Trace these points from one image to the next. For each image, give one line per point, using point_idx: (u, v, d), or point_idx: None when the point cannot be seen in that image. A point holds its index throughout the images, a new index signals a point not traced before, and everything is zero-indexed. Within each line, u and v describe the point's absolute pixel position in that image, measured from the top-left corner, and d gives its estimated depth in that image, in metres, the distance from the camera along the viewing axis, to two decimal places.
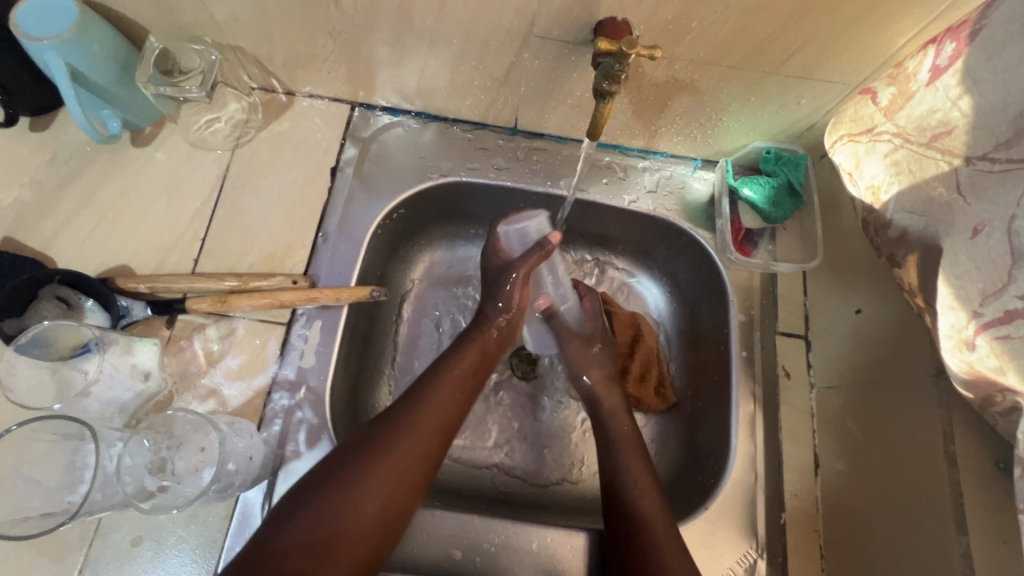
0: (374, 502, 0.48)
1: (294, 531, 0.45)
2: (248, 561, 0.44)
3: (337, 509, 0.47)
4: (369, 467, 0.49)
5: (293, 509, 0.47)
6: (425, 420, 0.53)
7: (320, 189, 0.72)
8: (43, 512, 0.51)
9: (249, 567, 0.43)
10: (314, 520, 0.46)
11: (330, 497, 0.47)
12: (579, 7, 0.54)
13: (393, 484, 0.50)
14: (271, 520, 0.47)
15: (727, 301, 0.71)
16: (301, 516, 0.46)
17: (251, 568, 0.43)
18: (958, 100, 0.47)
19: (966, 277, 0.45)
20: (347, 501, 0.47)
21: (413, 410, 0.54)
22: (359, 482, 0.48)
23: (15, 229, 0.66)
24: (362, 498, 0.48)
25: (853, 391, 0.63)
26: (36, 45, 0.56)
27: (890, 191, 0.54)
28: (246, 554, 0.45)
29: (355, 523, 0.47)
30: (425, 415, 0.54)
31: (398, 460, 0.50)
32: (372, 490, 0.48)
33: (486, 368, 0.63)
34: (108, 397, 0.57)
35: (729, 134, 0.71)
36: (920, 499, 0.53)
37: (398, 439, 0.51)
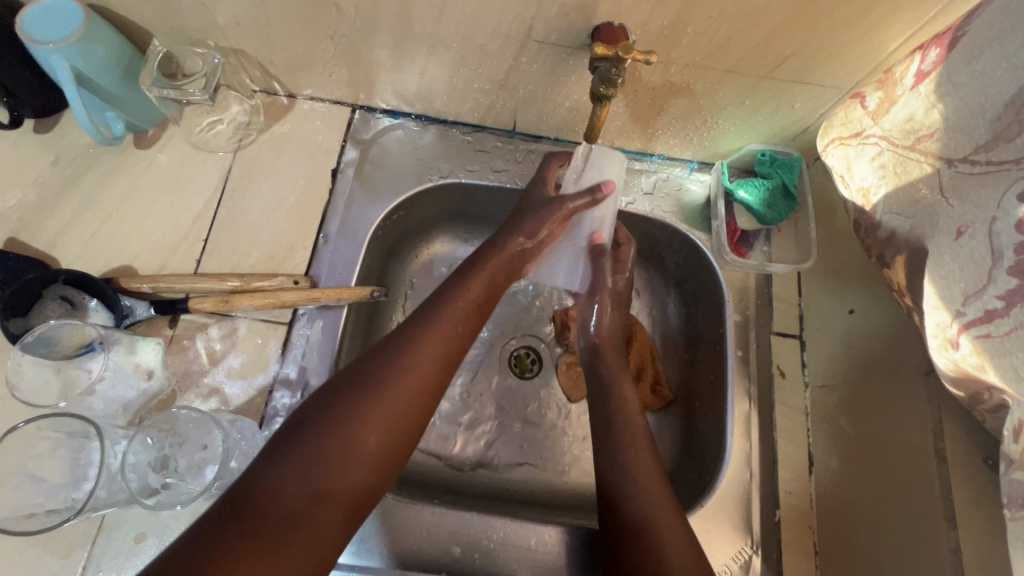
0: (374, 439, 0.47)
1: (290, 466, 0.44)
2: (242, 496, 0.42)
3: (336, 447, 0.45)
4: (368, 402, 0.48)
5: (286, 448, 0.45)
6: (426, 353, 0.52)
7: (321, 191, 0.73)
8: (48, 509, 0.52)
9: (243, 501, 0.42)
10: (313, 456, 0.44)
11: (327, 432, 0.45)
12: (576, 13, 0.55)
13: (395, 422, 0.48)
14: (262, 460, 0.45)
15: (723, 303, 0.72)
16: (297, 453, 0.44)
17: (245, 503, 0.42)
18: (935, 106, 0.49)
19: (950, 277, 0.46)
20: (348, 438, 0.46)
21: (413, 347, 0.52)
22: (360, 414, 0.47)
23: (20, 230, 0.67)
24: (361, 434, 0.46)
25: (845, 390, 0.64)
26: (42, 49, 0.57)
27: (879, 192, 0.55)
28: (237, 491, 0.43)
29: (355, 462, 0.46)
30: (423, 351, 0.52)
31: (398, 396, 0.49)
32: (371, 427, 0.47)
33: (494, 299, 0.62)
34: (111, 396, 0.58)
35: (724, 137, 0.72)
36: (910, 496, 0.54)
37: (393, 378, 0.49)
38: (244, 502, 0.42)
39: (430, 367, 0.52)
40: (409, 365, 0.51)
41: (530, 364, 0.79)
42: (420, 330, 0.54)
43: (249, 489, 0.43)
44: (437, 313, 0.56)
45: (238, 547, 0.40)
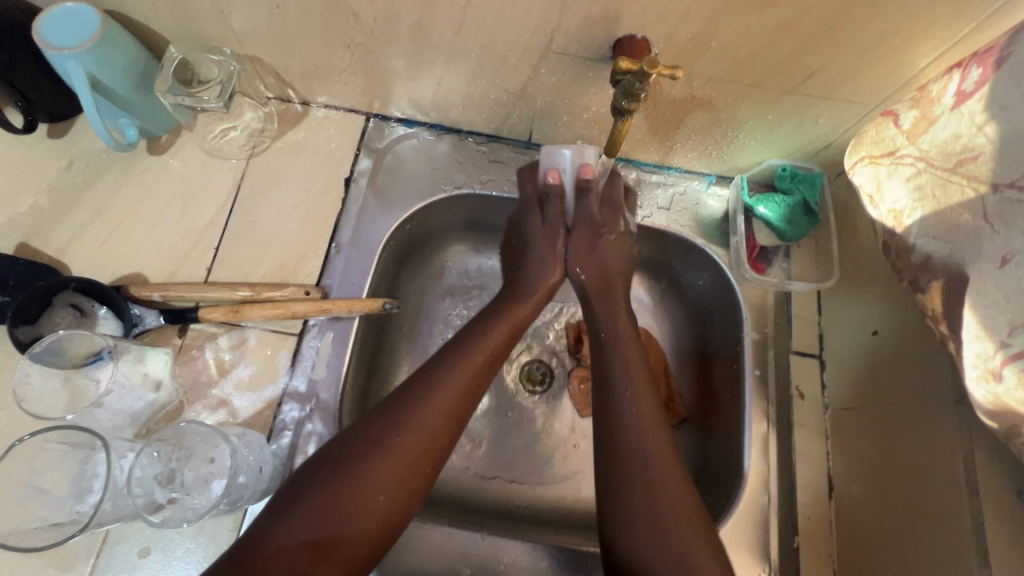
0: (382, 498, 0.48)
1: (293, 526, 0.45)
2: (243, 552, 0.44)
3: (342, 505, 0.46)
4: (375, 458, 0.49)
5: (289, 504, 0.46)
6: (435, 408, 0.53)
7: (333, 200, 0.72)
8: (52, 523, 0.51)
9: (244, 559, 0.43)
10: (318, 512, 0.45)
11: (334, 488, 0.47)
12: (599, 25, 0.54)
13: (402, 477, 0.49)
14: (268, 512, 0.46)
15: (740, 320, 0.70)
16: (301, 509, 0.46)
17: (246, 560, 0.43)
18: (983, 126, 0.47)
19: (993, 306, 0.45)
20: (354, 496, 0.47)
21: (422, 401, 0.53)
22: (368, 473, 0.48)
23: (31, 235, 0.66)
24: (368, 492, 0.47)
25: (868, 413, 0.63)
26: (58, 54, 0.56)
27: (913, 215, 0.53)
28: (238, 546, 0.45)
29: (360, 520, 0.47)
30: (435, 405, 0.53)
31: (405, 454, 0.50)
32: (379, 486, 0.48)
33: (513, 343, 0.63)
34: (119, 407, 0.57)
35: (743, 151, 0.71)
36: (938, 527, 0.53)
37: (402, 437, 0.50)
38: (246, 558, 0.43)
39: (442, 423, 0.53)
40: (418, 420, 0.51)
41: (540, 378, 0.77)
42: (432, 381, 0.54)
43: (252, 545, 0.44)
44: (452, 364, 0.56)
45: None
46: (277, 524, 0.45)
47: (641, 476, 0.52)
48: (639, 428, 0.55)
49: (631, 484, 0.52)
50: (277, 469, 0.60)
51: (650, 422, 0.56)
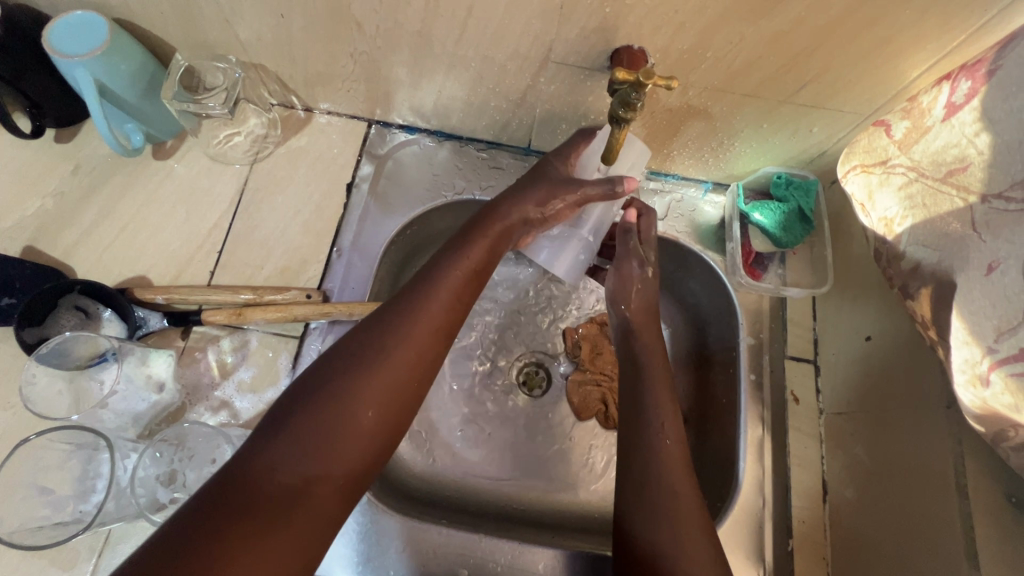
0: (370, 412, 0.46)
1: (285, 450, 0.43)
2: (233, 478, 0.41)
3: (331, 423, 0.45)
4: (363, 374, 0.47)
5: (277, 426, 0.44)
6: (423, 323, 0.51)
7: (335, 205, 0.73)
8: (56, 522, 0.52)
9: (234, 483, 0.41)
10: (308, 431, 0.44)
11: (323, 407, 0.45)
12: (597, 36, 0.55)
13: (392, 394, 0.48)
14: (252, 440, 0.44)
15: (736, 324, 0.71)
16: (291, 432, 0.44)
17: (236, 483, 0.41)
18: (975, 137, 0.48)
19: (981, 313, 0.46)
20: (342, 414, 0.45)
21: (409, 316, 0.51)
22: (357, 391, 0.46)
23: (37, 239, 0.67)
24: (357, 407, 0.46)
25: (862, 418, 0.63)
26: (68, 63, 0.58)
27: (904, 224, 0.54)
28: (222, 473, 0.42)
29: (352, 442, 0.45)
30: (422, 317, 0.52)
31: (394, 368, 0.49)
32: (369, 402, 0.47)
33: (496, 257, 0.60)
34: (122, 407, 0.58)
35: (739, 159, 0.72)
36: (929, 529, 0.53)
37: (393, 351, 0.49)
38: (233, 485, 0.41)
39: (430, 339, 0.52)
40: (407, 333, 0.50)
41: (538, 382, 0.78)
42: (417, 298, 0.53)
43: (238, 471, 0.42)
44: (437, 278, 0.54)
45: (230, 524, 0.39)
46: (264, 448, 0.43)
47: (659, 486, 0.54)
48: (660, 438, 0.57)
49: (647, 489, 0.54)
50: None
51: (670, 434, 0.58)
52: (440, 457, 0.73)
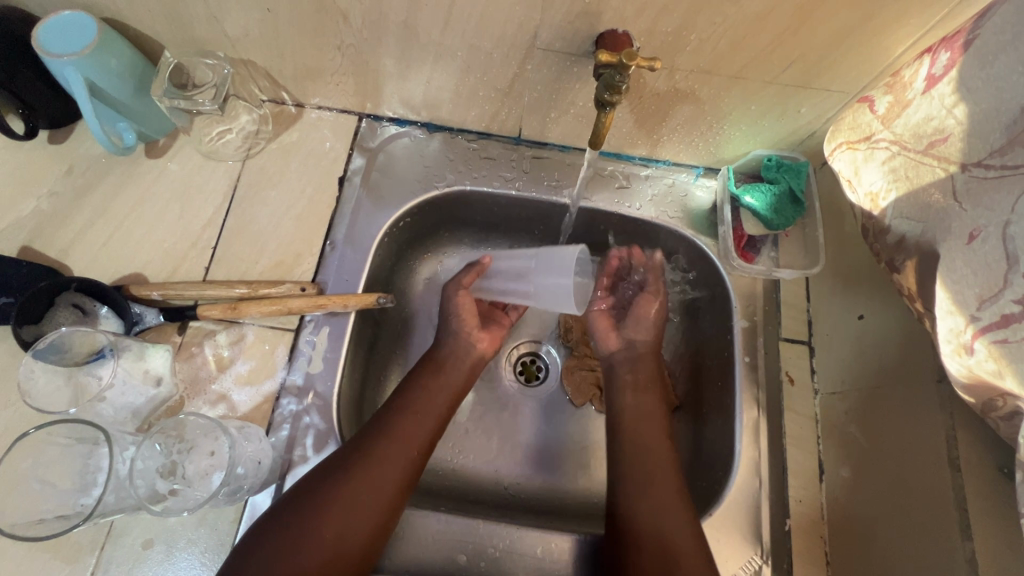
0: (318, 556, 0.51)
1: None
2: None
3: (279, 563, 0.50)
4: (313, 521, 0.52)
5: (238, 567, 0.50)
6: (375, 467, 0.56)
7: (328, 198, 0.74)
8: (58, 515, 0.53)
9: None
10: (262, 573, 0.49)
11: (296, 523, 0.52)
12: (580, 21, 0.55)
13: (339, 535, 0.52)
14: (236, 554, 0.51)
15: (730, 307, 0.72)
16: (264, 548, 0.51)
17: None
18: (952, 109, 0.48)
19: (962, 282, 0.46)
20: (291, 555, 0.50)
21: (370, 459, 0.57)
22: (305, 537, 0.51)
23: (34, 238, 0.68)
24: (323, 528, 0.52)
25: (856, 396, 0.64)
26: (58, 62, 0.58)
27: (888, 198, 0.54)
28: None
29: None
30: (381, 462, 0.57)
31: (343, 512, 0.53)
32: (313, 547, 0.51)
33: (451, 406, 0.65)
34: (121, 402, 0.59)
35: (729, 143, 0.72)
36: (920, 504, 0.54)
37: (343, 497, 0.54)
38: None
39: (386, 482, 0.56)
40: (375, 457, 0.57)
41: (535, 371, 0.79)
42: (388, 421, 0.60)
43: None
44: (393, 424, 0.60)
45: None
46: None
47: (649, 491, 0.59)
48: (650, 482, 0.60)
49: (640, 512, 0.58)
50: (276, 461, 0.61)
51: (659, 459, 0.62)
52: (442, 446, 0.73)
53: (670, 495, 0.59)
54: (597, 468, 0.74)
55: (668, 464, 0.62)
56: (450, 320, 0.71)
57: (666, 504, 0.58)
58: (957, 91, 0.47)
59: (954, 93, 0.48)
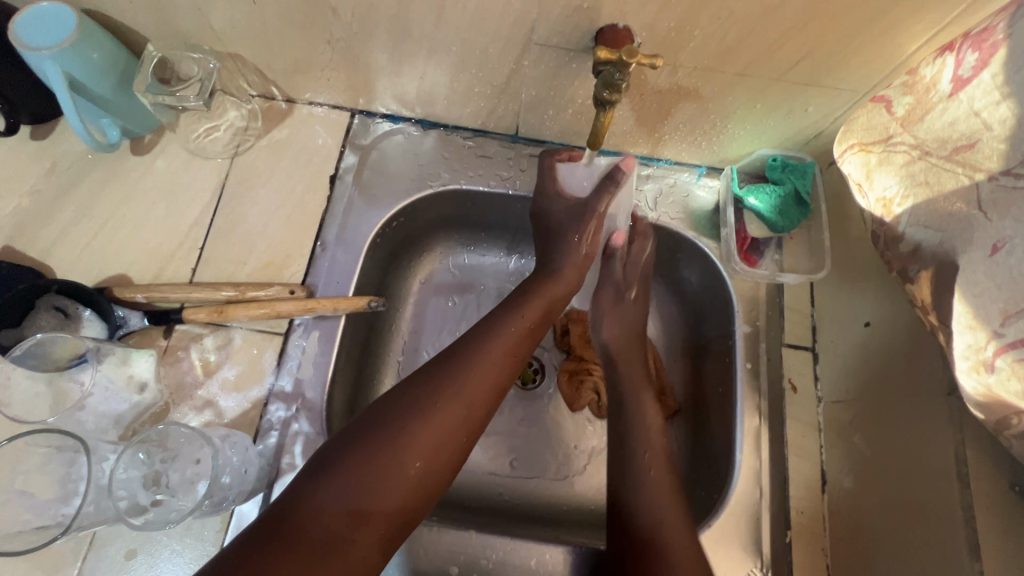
0: (418, 461, 0.48)
1: (330, 492, 0.44)
2: (282, 516, 0.43)
3: (378, 464, 0.46)
4: (412, 425, 0.49)
5: (331, 465, 0.46)
6: (477, 375, 0.54)
7: (319, 197, 0.72)
8: (36, 526, 0.51)
9: (285, 521, 0.42)
10: (359, 475, 0.45)
11: (380, 445, 0.47)
12: (579, 15, 0.53)
13: (437, 444, 0.49)
14: (307, 476, 0.46)
15: (732, 312, 0.70)
16: (344, 471, 0.46)
17: (287, 521, 0.43)
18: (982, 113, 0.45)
19: (984, 294, 0.44)
20: (392, 457, 0.47)
21: (468, 367, 0.54)
22: (408, 437, 0.48)
23: (15, 238, 0.66)
24: (406, 459, 0.47)
25: (861, 406, 0.62)
26: (35, 55, 0.56)
27: (904, 204, 0.52)
28: (276, 509, 0.44)
29: (394, 482, 0.46)
30: (480, 374, 0.54)
31: (444, 419, 0.50)
32: (416, 450, 0.48)
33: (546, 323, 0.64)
34: (103, 408, 0.58)
35: (734, 142, 0.70)
36: (926, 519, 0.52)
37: (442, 405, 0.51)
38: (289, 519, 0.43)
39: (485, 393, 0.54)
40: (458, 389, 0.52)
41: (531, 375, 0.77)
42: (468, 355, 0.55)
43: (295, 505, 0.44)
44: (493, 332, 0.58)
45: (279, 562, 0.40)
46: (317, 484, 0.45)
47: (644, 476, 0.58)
48: (653, 487, 0.58)
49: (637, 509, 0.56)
50: (264, 469, 0.59)
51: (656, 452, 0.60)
52: None
53: (667, 491, 0.58)
54: (593, 474, 0.72)
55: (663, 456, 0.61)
56: (569, 244, 0.68)
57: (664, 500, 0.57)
58: (997, 90, 0.44)
59: (994, 91, 0.45)
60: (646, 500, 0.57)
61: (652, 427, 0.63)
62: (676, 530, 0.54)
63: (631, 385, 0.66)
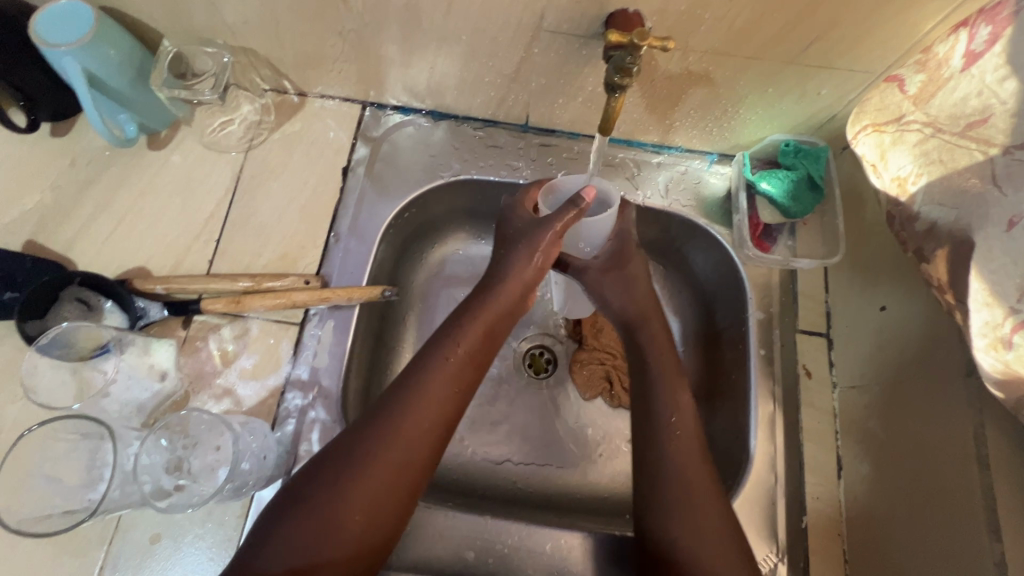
0: (359, 517, 0.47)
1: (268, 559, 0.45)
2: None
3: (319, 527, 0.46)
4: (348, 481, 0.47)
5: (266, 533, 0.46)
6: (417, 415, 0.50)
7: (331, 189, 0.72)
8: (65, 510, 0.52)
9: None
10: (294, 537, 0.45)
11: (315, 507, 0.46)
12: (589, 1, 0.53)
13: (380, 496, 0.48)
14: (249, 544, 0.46)
15: (745, 299, 0.70)
16: (284, 533, 0.46)
17: None
18: (1002, 83, 0.45)
19: (1000, 271, 0.43)
20: (331, 516, 0.46)
21: (406, 408, 0.51)
22: (343, 495, 0.47)
23: (38, 232, 0.67)
24: (345, 516, 0.47)
25: (878, 390, 0.61)
26: (55, 52, 0.57)
27: (919, 182, 0.51)
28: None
29: (337, 540, 0.46)
30: (420, 413, 0.51)
31: (384, 469, 0.48)
32: (355, 505, 0.47)
33: (493, 340, 0.58)
34: (126, 397, 0.59)
35: (745, 127, 0.69)
36: (945, 499, 0.52)
37: (379, 452, 0.48)
38: None
39: (426, 436, 0.50)
40: (397, 434, 0.49)
41: (544, 364, 0.77)
42: (408, 393, 0.52)
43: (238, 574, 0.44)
44: (431, 366, 0.53)
45: None
46: (252, 555, 0.45)
47: (675, 477, 0.54)
48: (684, 488, 0.53)
49: (671, 517, 0.52)
50: (282, 456, 0.60)
51: (686, 442, 0.55)
52: None
53: (710, 495, 0.53)
54: (606, 461, 0.72)
55: (698, 451, 0.55)
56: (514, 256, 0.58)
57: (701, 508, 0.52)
58: (1009, 63, 0.44)
59: (1004, 65, 0.45)
60: (685, 510, 0.52)
61: (684, 412, 0.57)
62: (715, 541, 0.51)
63: (659, 397, 0.58)
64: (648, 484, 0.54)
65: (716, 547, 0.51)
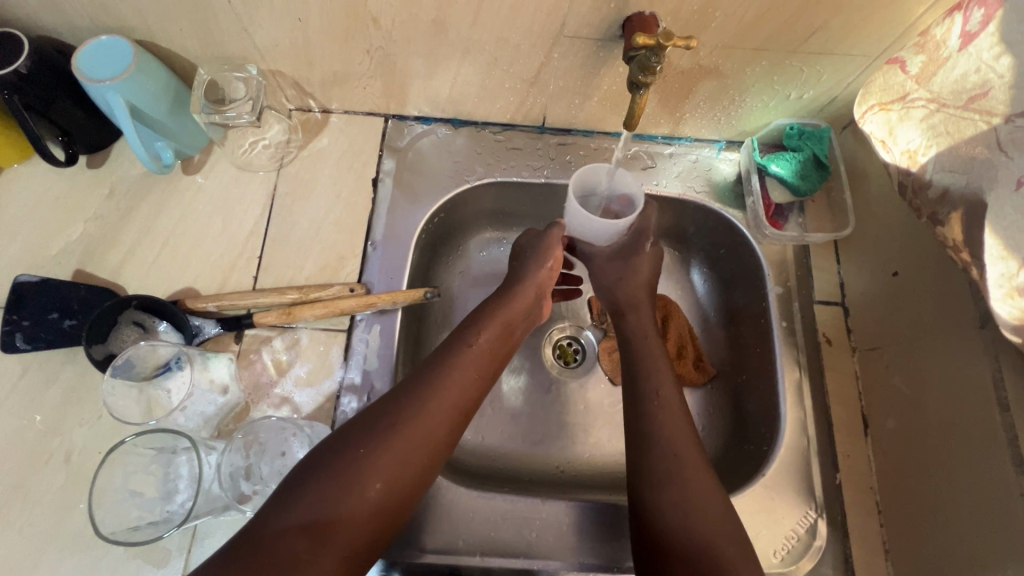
0: (377, 485, 0.47)
1: (292, 513, 0.45)
2: (243, 542, 0.43)
3: (340, 488, 0.46)
4: (374, 450, 0.49)
5: (291, 492, 0.46)
6: (440, 397, 0.53)
7: (363, 200, 0.75)
8: (151, 521, 0.56)
9: (246, 548, 0.42)
10: (319, 496, 0.45)
11: (339, 471, 0.47)
12: (608, 6, 0.57)
13: (402, 468, 0.49)
14: (273, 499, 0.46)
15: (762, 275, 0.74)
16: (305, 494, 0.46)
17: (248, 549, 0.42)
18: (997, 60, 0.50)
19: (1014, 225, 0.48)
20: (354, 482, 0.47)
21: (428, 386, 0.54)
22: (365, 463, 0.48)
23: (85, 262, 0.69)
24: (366, 481, 0.47)
25: (896, 350, 0.66)
26: (99, 87, 0.59)
27: (928, 153, 0.56)
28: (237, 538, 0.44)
29: (356, 504, 0.46)
30: (445, 394, 0.53)
31: (407, 442, 0.50)
32: (377, 474, 0.48)
33: (508, 338, 0.63)
34: (193, 411, 0.62)
35: (751, 114, 0.74)
36: (970, 442, 0.56)
37: (405, 426, 0.50)
38: (249, 545, 0.43)
39: (448, 419, 0.53)
40: (424, 409, 0.52)
41: (573, 354, 0.82)
42: (433, 376, 0.55)
43: (256, 530, 0.44)
44: (453, 356, 0.57)
45: None
46: (275, 510, 0.45)
47: (663, 449, 0.56)
48: (676, 457, 0.55)
49: (665, 484, 0.54)
50: None
51: (676, 427, 0.58)
52: (490, 432, 0.75)
53: (699, 466, 0.55)
54: None
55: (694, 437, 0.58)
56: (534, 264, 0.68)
57: (692, 475, 0.54)
58: (1003, 41, 0.49)
59: (999, 43, 0.49)
60: (675, 480, 0.54)
61: (668, 393, 0.61)
62: (714, 518, 0.52)
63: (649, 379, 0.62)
64: (640, 452, 0.57)
65: (715, 517, 0.52)
